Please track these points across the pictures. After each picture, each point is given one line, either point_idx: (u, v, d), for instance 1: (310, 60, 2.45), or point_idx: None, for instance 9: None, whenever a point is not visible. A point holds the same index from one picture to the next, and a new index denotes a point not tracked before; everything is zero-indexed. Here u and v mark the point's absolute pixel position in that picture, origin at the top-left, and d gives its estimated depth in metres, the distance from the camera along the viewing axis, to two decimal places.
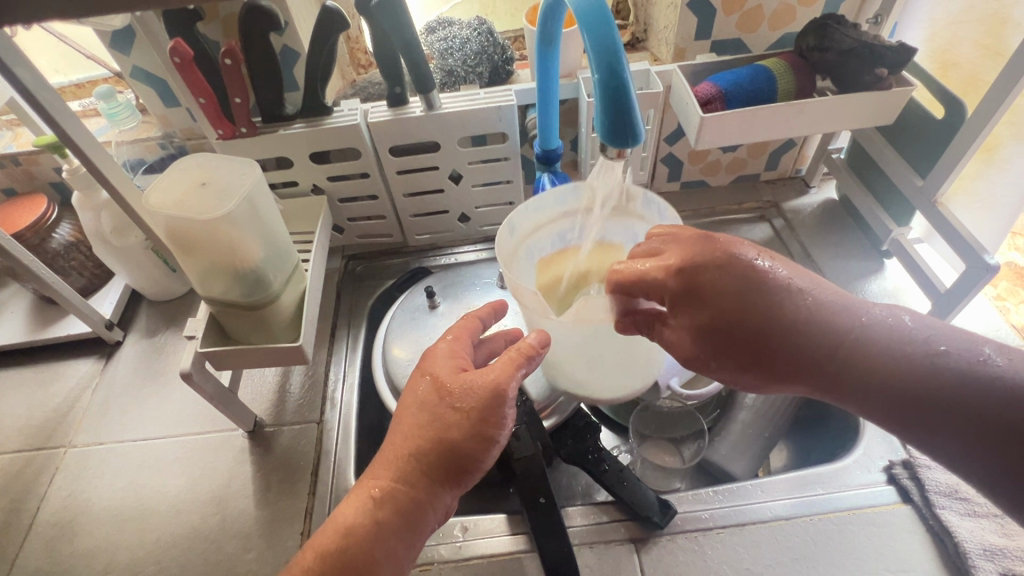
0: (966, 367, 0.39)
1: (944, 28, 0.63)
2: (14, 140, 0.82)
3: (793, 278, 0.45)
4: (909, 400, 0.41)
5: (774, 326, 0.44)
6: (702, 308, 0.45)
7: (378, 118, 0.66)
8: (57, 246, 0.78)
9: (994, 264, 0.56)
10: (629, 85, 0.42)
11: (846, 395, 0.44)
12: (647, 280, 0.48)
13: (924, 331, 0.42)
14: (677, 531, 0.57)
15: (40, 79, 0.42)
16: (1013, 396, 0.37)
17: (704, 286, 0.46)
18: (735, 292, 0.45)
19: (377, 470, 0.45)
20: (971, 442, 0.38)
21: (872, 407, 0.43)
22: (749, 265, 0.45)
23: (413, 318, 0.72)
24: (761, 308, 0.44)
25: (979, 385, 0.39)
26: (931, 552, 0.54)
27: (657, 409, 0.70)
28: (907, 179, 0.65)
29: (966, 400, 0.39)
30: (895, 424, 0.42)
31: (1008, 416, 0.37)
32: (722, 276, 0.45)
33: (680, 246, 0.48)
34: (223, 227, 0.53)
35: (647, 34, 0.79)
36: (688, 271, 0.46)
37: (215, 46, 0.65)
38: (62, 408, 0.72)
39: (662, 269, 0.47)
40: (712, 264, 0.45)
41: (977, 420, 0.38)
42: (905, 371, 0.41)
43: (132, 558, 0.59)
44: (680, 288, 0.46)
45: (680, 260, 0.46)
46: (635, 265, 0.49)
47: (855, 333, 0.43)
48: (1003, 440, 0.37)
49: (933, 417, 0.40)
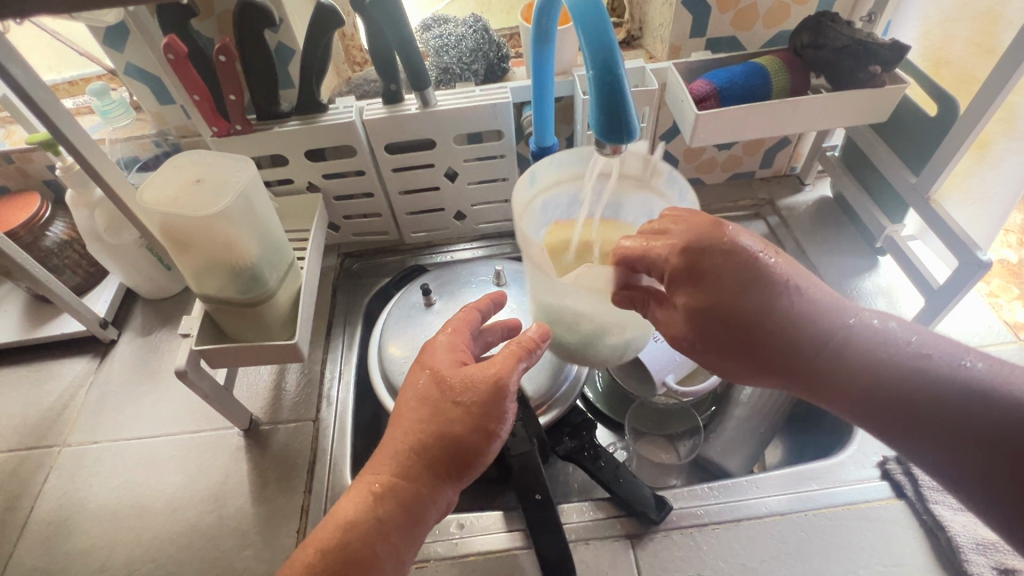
0: (948, 372, 0.42)
1: (936, 27, 0.63)
2: (6, 137, 0.82)
3: (791, 275, 0.46)
4: (889, 399, 0.43)
5: (766, 320, 0.45)
6: (700, 293, 0.45)
7: (373, 116, 0.66)
8: (50, 244, 0.77)
9: (987, 261, 0.56)
10: (624, 81, 0.42)
11: (827, 393, 0.45)
12: (651, 256, 0.47)
13: (907, 335, 0.44)
14: (673, 527, 0.57)
15: (33, 76, 0.42)
16: (988, 399, 0.40)
17: (705, 270, 0.45)
18: (733, 282, 0.45)
19: (378, 465, 0.45)
20: (943, 442, 0.41)
21: (852, 405, 0.44)
22: (751, 256, 0.45)
23: (409, 316, 0.72)
24: (756, 302, 0.45)
25: (957, 388, 0.41)
26: (924, 547, 0.54)
27: (653, 406, 0.71)
28: (901, 177, 0.66)
29: (943, 401, 0.41)
30: (873, 422, 0.44)
31: (983, 417, 0.40)
32: (724, 264, 0.45)
33: (689, 225, 0.46)
34: (219, 224, 0.53)
35: (642, 32, 0.80)
36: (692, 252, 0.45)
37: (209, 43, 0.65)
38: (56, 406, 0.72)
39: (670, 247, 0.46)
40: (717, 249, 0.45)
41: (951, 420, 0.40)
42: (889, 372, 0.43)
43: (128, 557, 0.59)
44: (682, 268, 0.45)
45: (688, 240, 0.45)
46: (643, 240, 0.48)
47: (842, 333, 0.45)
48: (976, 439, 0.39)
49: (910, 416, 0.42)
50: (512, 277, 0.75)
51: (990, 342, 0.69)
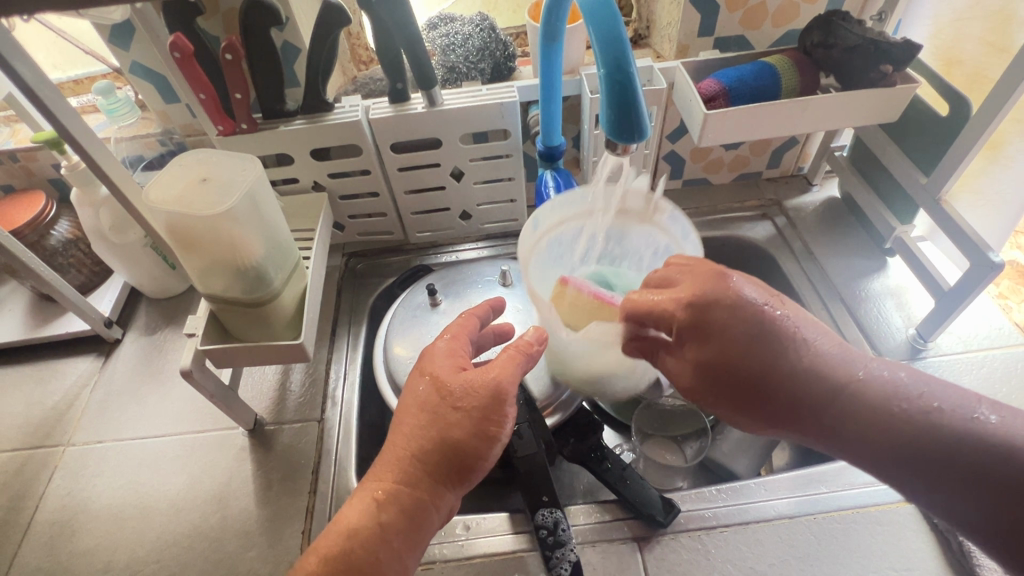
0: (962, 427, 0.41)
1: (949, 26, 0.63)
2: (12, 136, 0.81)
3: (796, 327, 0.47)
4: (902, 454, 0.43)
5: (771, 374, 0.46)
6: (705, 346, 0.47)
7: (379, 115, 0.65)
8: (55, 243, 0.77)
9: (1000, 262, 0.55)
10: (635, 79, 0.42)
11: (840, 446, 0.46)
12: (657, 310, 0.48)
13: (919, 387, 0.44)
14: (681, 530, 0.56)
15: (41, 74, 0.42)
16: (998, 456, 0.40)
17: (710, 323, 0.46)
18: (737, 336, 0.46)
19: (380, 473, 0.45)
20: (953, 497, 0.41)
21: (863, 458, 0.44)
22: (756, 305, 0.46)
23: (414, 317, 0.71)
24: (758, 353, 0.46)
25: (970, 445, 0.41)
26: (934, 550, 0.54)
27: (659, 407, 0.71)
28: (911, 177, 0.65)
29: (954, 458, 0.41)
30: (885, 474, 0.44)
31: (997, 476, 0.40)
32: (728, 316, 0.46)
33: (690, 279, 0.48)
34: (224, 224, 0.53)
35: (649, 31, 0.79)
36: (697, 306, 0.46)
37: (215, 41, 0.64)
38: (60, 406, 0.71)
39: (673, 301, 0.48)
40: (722, 301, 0.46)
41: (964, 476, 0.40)
42: (902, 427, 0.43)
43: (131, 558, 0.59)
44: (688, 322, 0.47)
45: (690, 293, 0.47)
46: (646, 295, 0.49)
47: (851, 387, 0.45)
48: (986, 496, 0.40)
49: (922, 471, 0.42)
50: (518, 277, 0.75)
51: (1000, 344, 0.68)
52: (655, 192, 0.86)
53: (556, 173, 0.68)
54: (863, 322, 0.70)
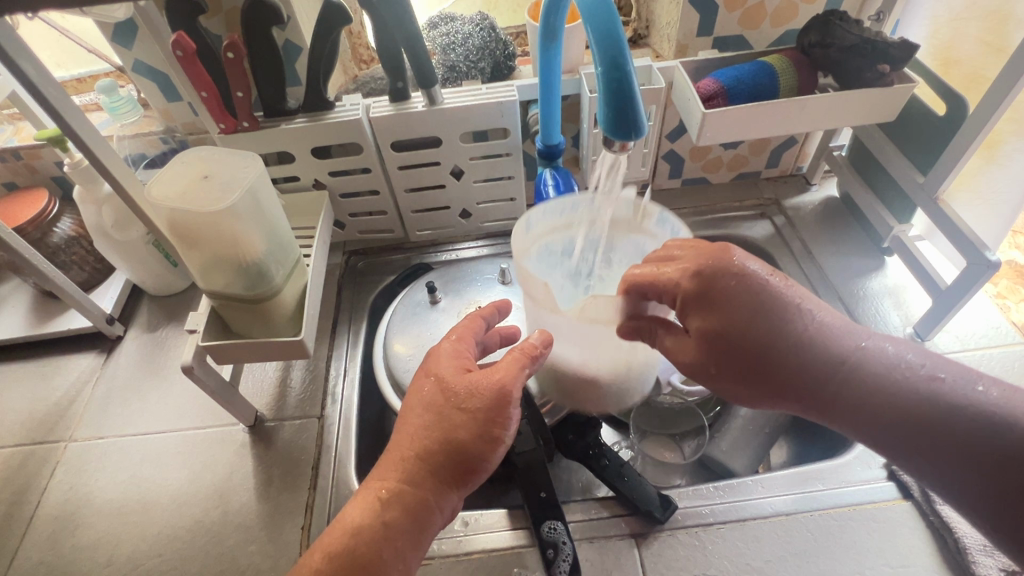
0: (965, 396, 0.42)
1: (946, 25, 0.63)
2: (15, 134, 0.82)
3: (801, 299, 0.47)
4: (906, 426, 0.43)
5: (779, 342, 0.46)
6: (711, 317, 0.47)
7: (380, 114, 0.66)
8: (58, 240, 0.78)
9: (995, 261, 0.56)
10: (632, 78, 0.42)
11: (842, 419, 0.46)
12: (662, 282, 0.48)
13: (920, 359, 0.45)
14: (678, 526, 0.57)
15: (45, 72, 0.42)
16: (1002, 426, 0.41)
17: (714, 296, 0.46)
18: (746, 307, 0.46)
19: (386, 472, 0.46)
20: (956, 467, 0.41)
21: (866, 429, 0.45)
22: (761, 280, 0.46)
23: (414, 314, 0.72)
24: (765, 323, 0.46)
25: (972, 414, 0.42)
26: (930, 547, 0.54)
27: (658, 406, 0.72)
28: (908, 176, 0.65)
29: (957, 426, 0.42)
30: (886, 443, 0.44)
31: (1000, 446, 0.40)
32: (736, 285, 0.46)
33: (695, 252, 0.48)
34: (226, 220, 0.53)
35: (649, 31, 0.80)
36: (704, 277, 0.46)
37: (217, 40, 0.65)
38: (63, 402, 0.72)
39: (680, 272, 0.47)
40: (730, 271, 0.46)
41: (958, 446, 0.41)
42: (905, 396, 0.44)
43: (132, 552, 0.59)
44: (693, 290, 0.47)
45: (699, 263, 0.47)
46: (653, 267, 0.49)
47: (854, 356, 0.46)
48: (981, 465, 0.41)
49: (918, 439, 0.43)
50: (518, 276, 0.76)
51: (997, 344, 0.68)
52: (654, 191, 0.87)
53: (555, 172, 0.69)
54: (862, 319, 0.71)
